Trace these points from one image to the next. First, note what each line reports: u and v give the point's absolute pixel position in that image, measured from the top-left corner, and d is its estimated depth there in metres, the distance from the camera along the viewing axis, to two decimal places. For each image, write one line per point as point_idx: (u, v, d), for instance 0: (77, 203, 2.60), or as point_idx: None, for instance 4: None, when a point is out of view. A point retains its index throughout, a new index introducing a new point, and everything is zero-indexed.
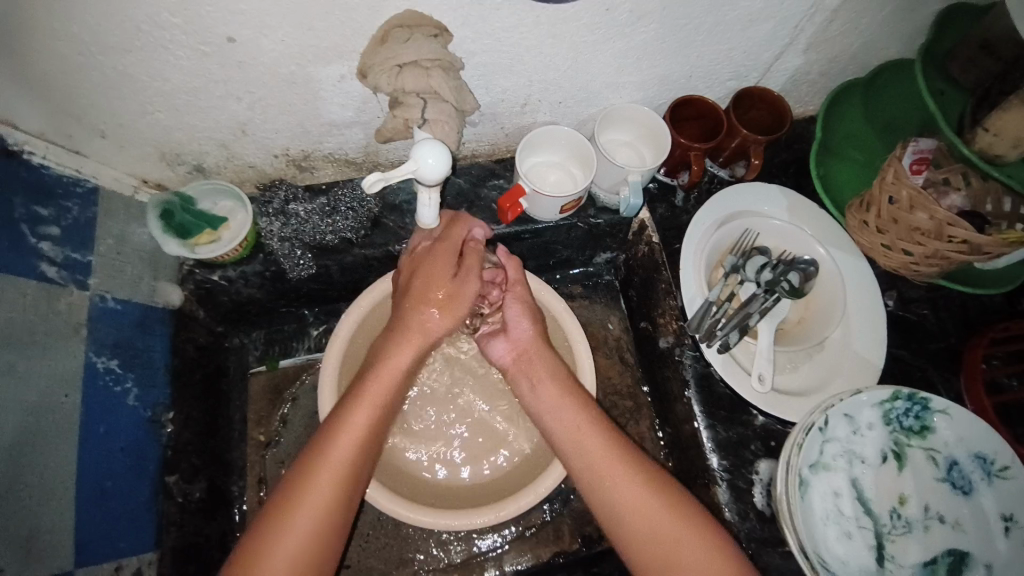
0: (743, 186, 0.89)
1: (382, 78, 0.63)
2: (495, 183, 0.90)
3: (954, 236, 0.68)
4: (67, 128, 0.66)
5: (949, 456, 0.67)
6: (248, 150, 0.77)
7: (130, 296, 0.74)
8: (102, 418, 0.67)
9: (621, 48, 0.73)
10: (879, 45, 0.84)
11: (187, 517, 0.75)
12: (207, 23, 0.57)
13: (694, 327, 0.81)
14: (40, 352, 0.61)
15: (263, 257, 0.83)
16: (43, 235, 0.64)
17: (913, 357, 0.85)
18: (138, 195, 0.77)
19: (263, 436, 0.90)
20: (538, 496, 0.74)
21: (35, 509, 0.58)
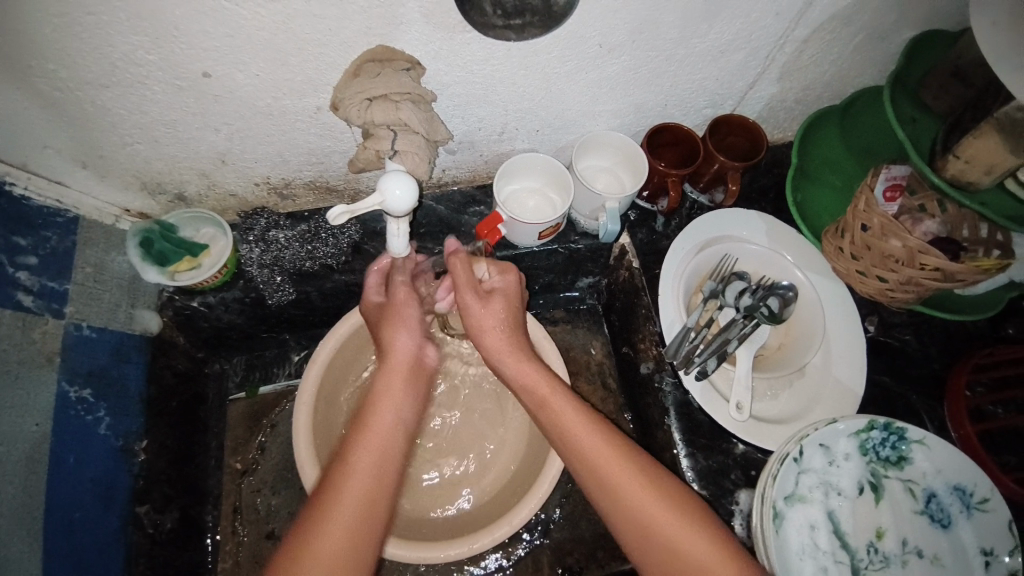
0: (723, 212, 0.90)
1: (353, 111, 0.64)
2: (476, 210, 0.91)
3: (926, 263, 0.69)
4: (48, 159, 0.67)
5: (928, 488, 0.66)
6: (229, 178, 0.78)
7: (106, 324, 0.74)
8: (73, 448, 0.67)
9: (595, 78, 0.74)
10: (852, 74, 0.85)
11: (158, 548, 0.75)
12: (182, 59, 0.58)
13: (672, 353, 0.80)
14: (11, 382, 0.60)
15: (243, 284, 0.84)
16: (20, 265, 0.64)
17: (895, 383, 0.85)
18: (119, 224, 0.78)
19: (240, 464, 0.89)
20: (512, 529, 0.73)
21: (5, 540, 0.56)
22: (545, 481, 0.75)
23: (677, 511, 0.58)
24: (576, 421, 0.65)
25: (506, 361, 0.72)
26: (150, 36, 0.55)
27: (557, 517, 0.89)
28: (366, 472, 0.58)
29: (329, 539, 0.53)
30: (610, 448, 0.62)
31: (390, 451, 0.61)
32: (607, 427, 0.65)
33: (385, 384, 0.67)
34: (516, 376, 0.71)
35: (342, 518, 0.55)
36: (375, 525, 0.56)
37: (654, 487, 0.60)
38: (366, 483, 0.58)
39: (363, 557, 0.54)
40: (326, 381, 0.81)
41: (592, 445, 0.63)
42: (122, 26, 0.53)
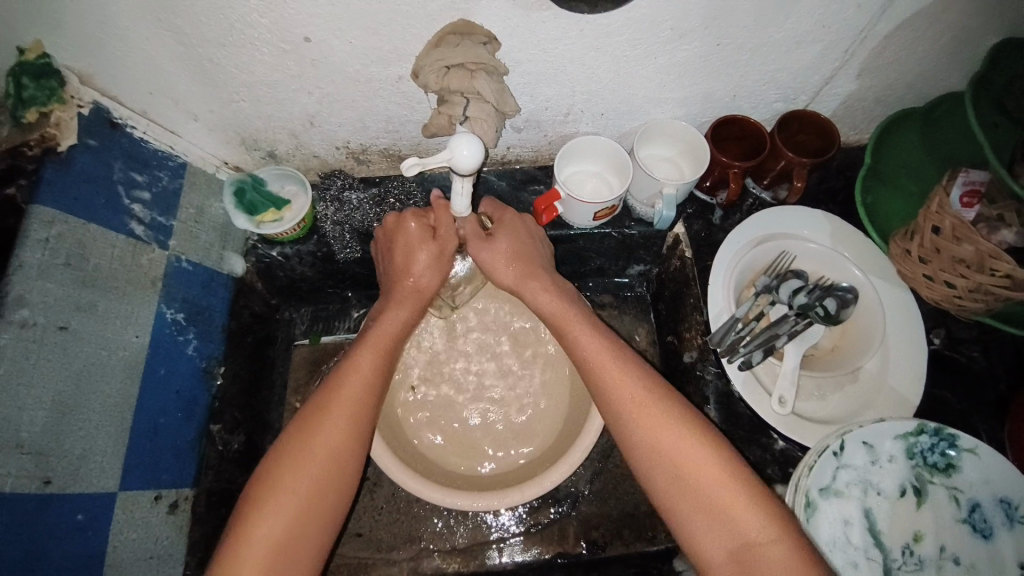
0: (785, 209, 0.89)
1: (431, 77, 0.70)
2: (535, 188, 0.95)
3: (997, 269, 0.66)
4: (166, 109, 0.76)
5: (973, 498, 0.65)
6: (314, 140, 0.86)
7: (200, 260, 0.83)
8: (164, 361, 0.75)
9: (663, 63, 0.76)
10: (938, 75, 0.82)
11: (225, 464, 0.83)
12: (288, 24, 0.65)
13: (717, 341, 0.80)
14: (119, 296, 0.69)
15: (317, 239, 0.91)
16: (135, 198, 0.74)
17: (957, 400, 0.81)
18: (218, 173, 0.88)
19: (299, 404, 0.97)
20: (542, 490, 0.76)
21: (91, 432, 0.65)
22: (577, 450, 0.78)
23: (666, 406, 0.64)
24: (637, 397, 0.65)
25: (532, 290, 0.76)
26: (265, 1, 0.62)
27: (587, 492, 0.91)
28: (360, 384, 0.66)
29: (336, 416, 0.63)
30: (670, 416, 0.63)
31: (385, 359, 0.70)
32: (615, 344, 0.71)
33: (390, 305, 0.73)
34: (581, 345, 0.71)
35: (326, 441, 0.62)
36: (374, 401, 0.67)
37: (725, 464, 0.60)
38: (350, 414, 0.64)
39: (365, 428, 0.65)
40: None
41: (593, 350, 0.70)
42: None
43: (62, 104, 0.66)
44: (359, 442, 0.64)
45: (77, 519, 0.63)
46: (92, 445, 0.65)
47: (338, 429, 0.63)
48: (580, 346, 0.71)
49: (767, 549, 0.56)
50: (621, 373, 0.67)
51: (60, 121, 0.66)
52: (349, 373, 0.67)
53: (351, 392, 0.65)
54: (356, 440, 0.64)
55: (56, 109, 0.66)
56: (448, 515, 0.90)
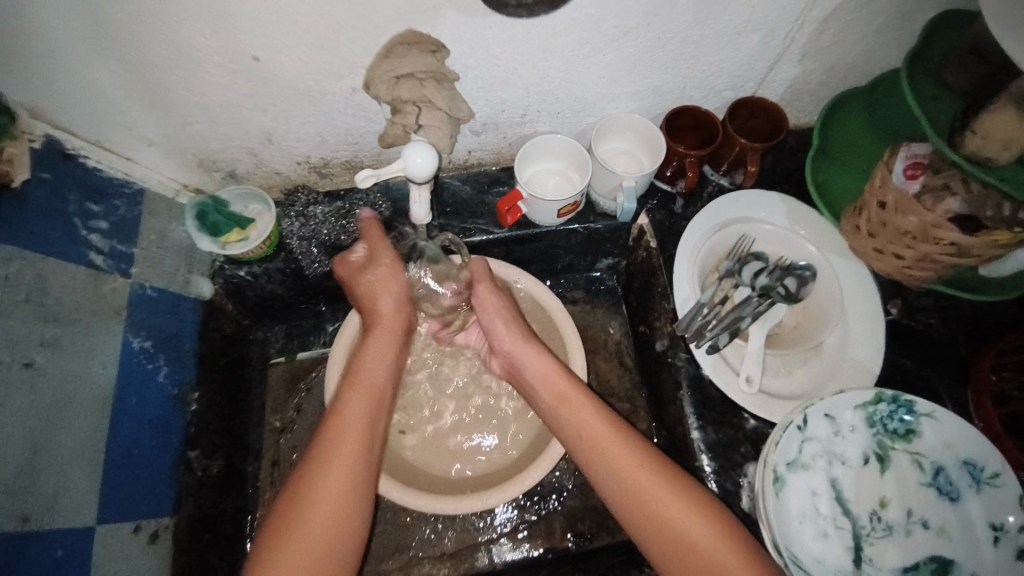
0: (742, 194, 0.91)
1: (382, 89, 0.71)
2: (500, 190, 0.96)
3: (941, 237, 0.69)
4: (120, 136, 0.75)
5: (935, 462, 0.68)
6: (274, 157, 0.86)
7: (165, 286, 0.82)
8: (135, 392, 0.75)
9: (612, 60, 0.78)
10: (877, 56, 0.85)
11: (203, 490, 0.83)
12: (235, 44, 0.65)
13: (685, 326, 0.82)
14: (84, 328, 0.69)
15: (284, 256, 0.91)
16: (93, 228, 0.73)
17: (917, 366, 0.84)
18: (178, 197, 0.87)
19: (279, 422, 0.97)
20: (524, 487, 0.77)
21: (65, 468, 0.64)
22: (557, 444, 0.79)
23: (664, 480, 0.64)
24: (628, 470, 0.65)
25: (525, 354, 0.78)
26: (209, 23, 0.62)
27: (571, 486, 0.92)
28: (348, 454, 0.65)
29: (319, 498, 0.62)
30: (670, 490, 0.64)
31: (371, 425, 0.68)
32: (612, 420, 0.70)
33: (367, 368, 0.72)
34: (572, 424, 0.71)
35: (316, 527, 0.61)
36: (365, 472, 0.65)
37: (697, 499, 0.63)
38: (340, 496, 0.62)
39: (356, 500, 0.63)
40: (364, 334, 0.88)
41: (592, 429, 0.69)
42: (186, 15, 0.61)
43: (13, 141, 0.65)
44: (348, 520, 0.62)
45: (56, 556, 0.62)
46: (67, 481, 0.64)
47: (324, 510, 0.61)
48: (576, 424, 0.71)
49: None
50: (618, 456, 0.67)
51: (13, 158, 0.65)
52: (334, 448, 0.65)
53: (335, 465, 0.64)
54: (343, 520, 0.62)
55: (8, 146, 0.64)
56: (435, 522, 0.91)
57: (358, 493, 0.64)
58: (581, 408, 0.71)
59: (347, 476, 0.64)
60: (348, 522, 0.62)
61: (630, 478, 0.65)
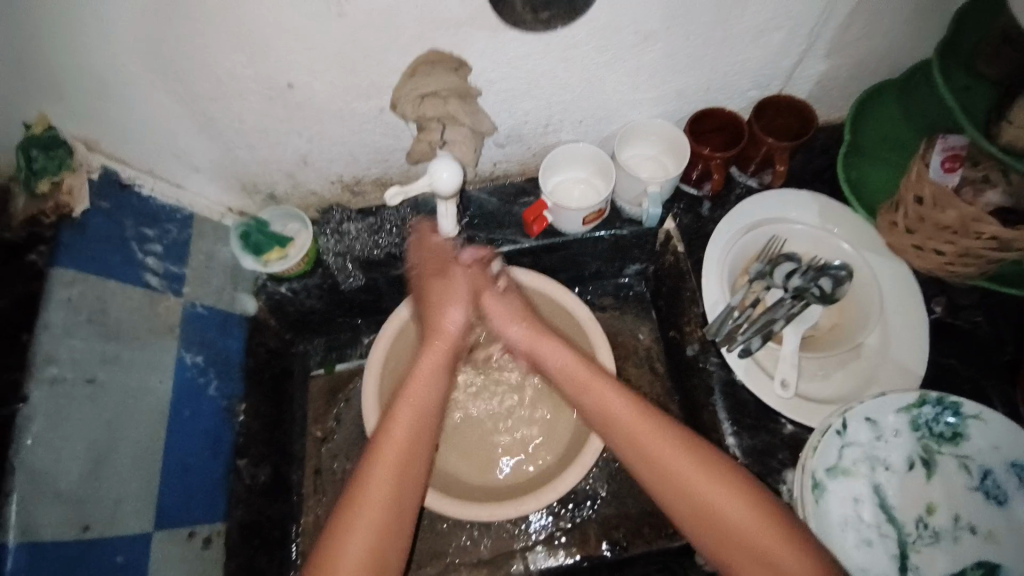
0: (770, 194, 0.90)
1: (408, 107, 0.74)
2: (525, 200, 0.97)
3: (982, 232, 0.66)
4: (170, 165, 0.81)
5: (984, 465, 0.65)
6: (310, 177, 0.90)
7: (213, 303, 0.88)
8: (187, 403, 0.80)
9: (632, 66, 0.78)
10: (908, 46, 0.83)
11: (253, 496, 0.87)
12: (271, 72, 0.70)
13: (715, 329, 0.81)
14: (140, 344, 0.74)
15: (321, 271, 0.95)
16: (148, 251, 0.78)
17: (965, 366, 0.80)
18: (224, 219, 0.92)
19: (320, 432, 1.02)
20: (558, 493, 0.78)
21: (124, 478, 0.69)
22: (589, 452, 0.80)
23: (689, 451, 0.65)
24: (654, 444, 0.67)
25: (543, 345, 0.79)
26: (247, 55, 0.67)
27: (605, 494, 0.92)
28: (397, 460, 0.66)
29: (370, 497, 0.63)
30: (698, 460, 0.65)
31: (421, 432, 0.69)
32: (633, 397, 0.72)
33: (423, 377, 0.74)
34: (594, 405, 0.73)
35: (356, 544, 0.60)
36: (411, 477, 0.66)
37: (726, 471, 0.64)
38: (380, 513, 0.63)
39: (402, 505, 0.64)
40: (400, 343, 0.91)
41: (616, 410, 0.71)
42: (226, 47, 0.66)
43: (72, 172, 0.70)
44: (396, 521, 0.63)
45: (116, 561, 0.66)
46: (125, 491, 0.69)
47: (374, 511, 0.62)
48: (598, 399, 0.73)
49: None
50: (643, 432, 0.68)
51: (71, 188, 0.70)
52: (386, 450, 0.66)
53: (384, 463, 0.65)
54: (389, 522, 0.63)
55: (67, 177, 0.69)
56: (472, 529, 0.92)
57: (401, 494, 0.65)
58: (602, 387, 0.73)
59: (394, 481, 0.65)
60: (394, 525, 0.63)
61: (659, 454, 0.66)
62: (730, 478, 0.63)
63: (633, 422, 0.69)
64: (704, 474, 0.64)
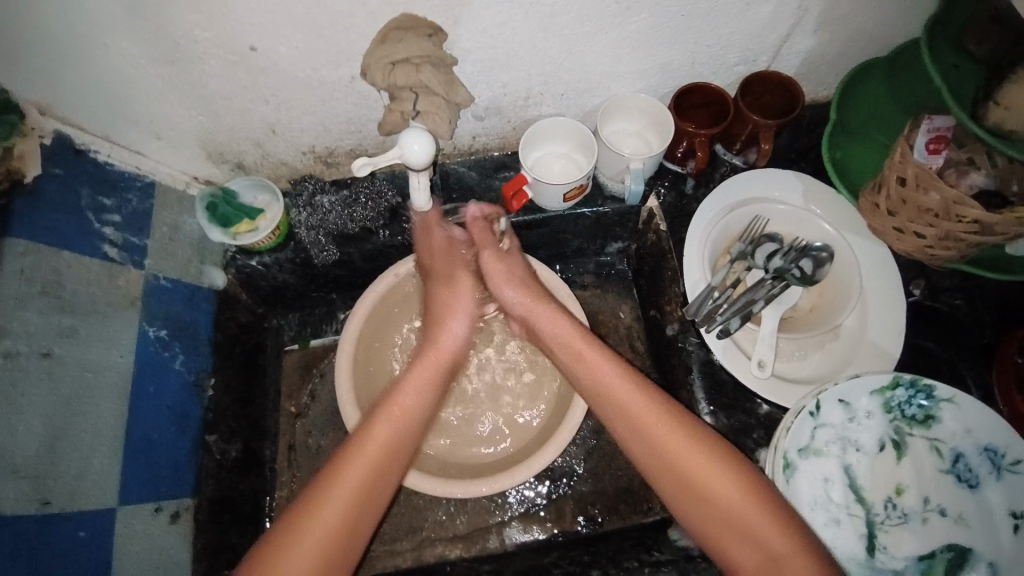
0: (755, 172, 0.88)
1: (378, 75, 0.69)
2: (505, 174, 0.94)
3: (964, 215, 0.65)
4: (129, 131, 0.77)
5: (954, 448, 0.66)
6: (279, 147, 0.86)
7: (179, 277, 0.85)
8: (151, 378, 0.77)
9: (616, 38, 0.75)
10: (899, 22, 0.80)
11: (224, 472, 0.86)
12: (232, 35, 0.66)
13: (694, 310, 0.81)
14: (100, 320, 0.71)
15: (294, 245, 0.92)
16: (106, 222, 0.75)
17: (940, 348, 0.81)
18: (189, 188, 0.88)
19: (294, 407, 1.00)
20: (532, 471, 0.78)
21: (86, 453, 0.67)
22: (565, 430, 0.79)
23: (686, 433, 0.63)
24: (652, 418, 0.65)
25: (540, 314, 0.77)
26: (205, 15, 0.63)
27: (582, 471, 0.92)
28: (368, 461, 0.62)
29: (336, 496, 0.60)
30: (696, 443, 0.63)
31: (405, 435, 0.65)
32: (635, 376, 0.69)
33: (409, 381, 0.69)
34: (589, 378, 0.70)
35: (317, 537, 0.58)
36: (386, 482, 0.63)
37: (718, 454, 0.62)
38: (344, 514, 0.59)
39: (369, 509, 0.61)
40: (375, 317, 0.90)
41: (621, 387, 0.68)
42: (182, 6, 0.61)
43: (24, 137, 0.66)
44: (359, 523, 0.60)
45: (78, 536, 0.65)
46: (87, 467, 0.67)
47: (337, 511, 0.59)
48: (598, 380, 0.70)
49: (789, 568, 0.56)
50: (644, 413, 0.65)
51: (23, 154, 0.66)
52: (363, 445, 0.63)
53: (359, 462, 0.62)
54: (352, 522, 0.60)
55: (18, 143, 0.65)
56: (449, 504, 0.92)
57: (369, 501, 0.61)
58: (605, 359, 0.71)
59: (364, 480, 0.61)
60: (355, 527, 0.60)
61: (661, 435, 0.64)
62: (726, 462, 0.62)
63: (642, 412, 0.65)
64: (698, 453, 0.62)
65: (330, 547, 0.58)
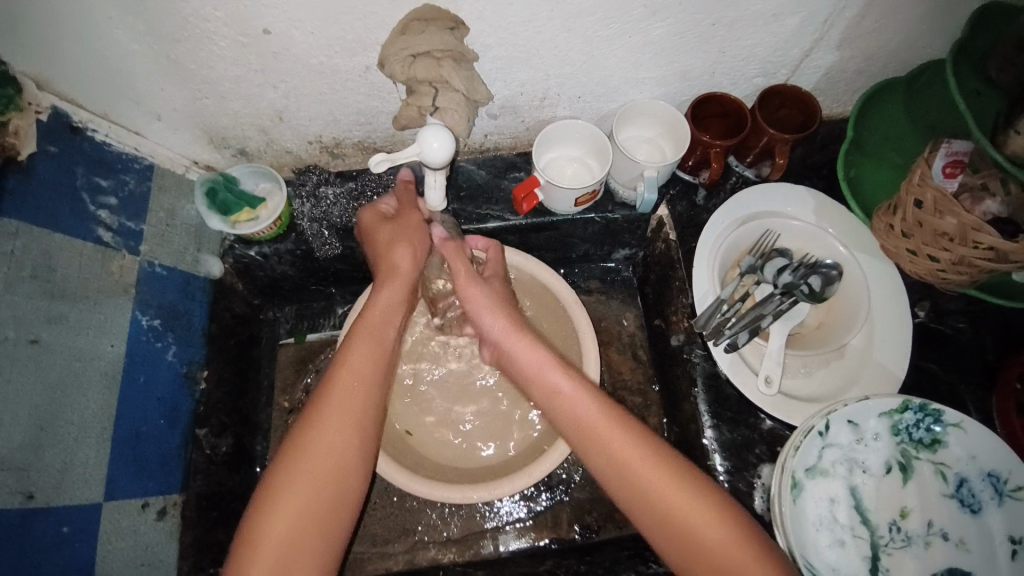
0: (768, 186, 0.88)
1: (397, 68, 0.68)
2: (515, 175, 0.93)
3: (980, 241, 0.65)
4: (128, 110, 0.74)
5: (959, 473, 0.66)
6: (285, 135, 0.84)
7: (174, 264, 0.81)
8: (143, 369, 0.74)
9: (638, 42, 0.74)
10: (920, 42, 0.80)
11: (213, 467, 0.83)
12: (244, 16, 0.63)
13: (703, 324, 0.80)
14: (91, 306, 0.68)
15: (295, 237, 0.90)
16: (101, 204, 0.71)
17: (943, 372, 0.81)
18: (189, 173, 0.85)
19: (287, 403, 0.96)
20: (533, 479, 0.77)
21: (72, 444, 0.64)
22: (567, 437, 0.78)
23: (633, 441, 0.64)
24: (589, 416, 0.66)
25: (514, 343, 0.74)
26: None
27: (580, 479, 0.91)
28: (347, 396, 0.64)
29: (318, 440, 0.61)
30: (653, 457, 0.63)
31: (378, 358, 0.68)
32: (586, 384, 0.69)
33: (379, 306, 0.72)
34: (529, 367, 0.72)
35: (311, 472, 0.59)
36: (370, 414, 0.65)
37: (664, 463, 0.62)
38: (331, 453, 0.61)
39: (357, 438, 0.63)
40: None
41: (568, 389, 0.68)
42: None
43: (19, 112, 0.63)
44: (353, 457, 0.62)
45: (61, 532, 0.62)
46: (73, 459, 0.64)
47: (326, 452, 0.61)
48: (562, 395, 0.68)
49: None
50: (573, 393, 0.68)
51: (18, 130, 0.63)
52: (337, 385, 0.64)
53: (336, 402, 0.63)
54: (346, 457, 0.61)
55: (14, 118, 0.62)
56: (443, 507, 0.90)
57: (355, 437, 0.62)
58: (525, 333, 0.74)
59: (343, 420, 0.63)
60: (353, 456, 0.62)
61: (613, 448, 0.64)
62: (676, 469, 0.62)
63: (565, 383, 0.69)
64: (651, 465, 0.62)
65: (329, 483, 0.60)
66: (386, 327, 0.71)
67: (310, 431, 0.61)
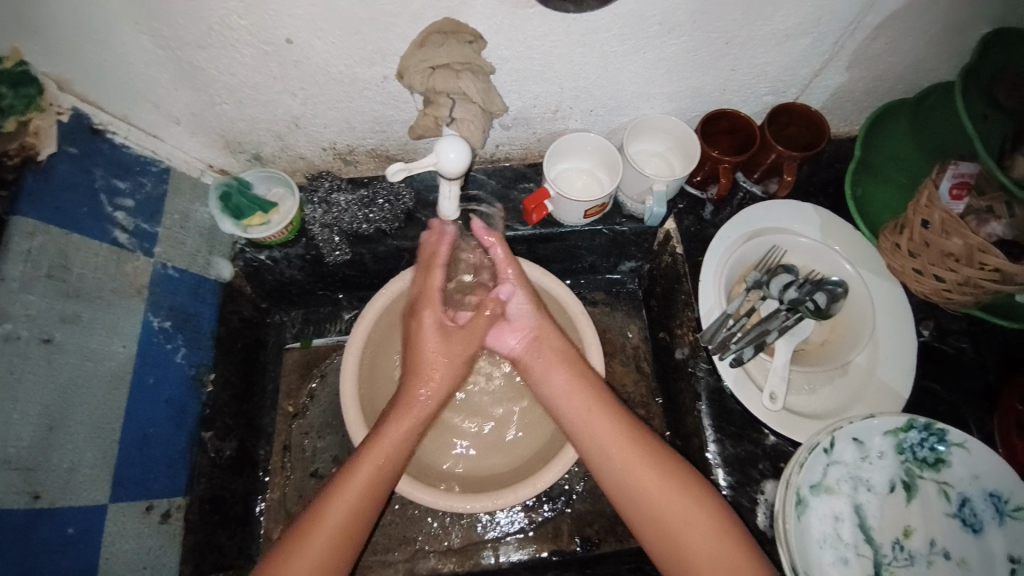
0: (775, 203, 0.89)
1: (416, 79, 0.69)
2: (525, 186, 0.94)
3: (986, 263, 0.66)
4: (148, 114, 0.75)
5: (962, 493, 0.66)
6: (300, 142, 0.85)
7: (186, 267, 0.82)
8: (152, 370, 0.75)
9: (652, 58, 0.75)
10: (927, 66, 0.82)
11: (217, 471, 0.83)
12: (268, 25, 0.64)
13: (709, 338, 0.80)
14: (104, 306, 0.69)
15: (305, 242, 0.90)
16: (118, 205, 0.72)
17: (945, 391, 0.82)
18: (203, 176, 0.86)
19: (292, 407, 0.97)
20: (536, 489, 0.77)
21: (80, 444, 0.64)
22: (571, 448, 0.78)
23: (647, 457, 0.66)
24: (608, 439, 0.68)
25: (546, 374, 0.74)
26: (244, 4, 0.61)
27: (581, 490, 0.92)
28: (356, 493, 0.64)
29: (320, 533, 0.62)
30: (660, 471, 0.65)
31: (389, 464, 0.67)
32: (613, 410, 0.70)
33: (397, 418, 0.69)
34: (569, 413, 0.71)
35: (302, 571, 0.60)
36: (368, 510, 0.65)
37: (671, 476, 0.65)
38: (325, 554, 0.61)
39: (357, 532, 0.63)
40: (385, 320, 0.87)
41: (601, 433, 0.68)
42: None
43: (41, 112, 0.64)
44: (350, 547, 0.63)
45: (67, 533, 0.62)
46: (81, 459, 0.64)
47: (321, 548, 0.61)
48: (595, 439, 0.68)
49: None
50: (605, 437, 0.68)
51: (38, 130, 0.64)
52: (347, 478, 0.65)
53: (345, 493, 0.64)
54: (342, 547, 0.62)
55: (35, 117, 0.64)
56: (443, 515, 0.90)
57: (350, 533, 0.63)
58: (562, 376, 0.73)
59: (347, 514, 0.63)
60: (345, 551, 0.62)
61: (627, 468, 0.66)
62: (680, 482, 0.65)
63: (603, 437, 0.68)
64: (661, 482, 0.64)
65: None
66: (400, 432, 0.68)
67: (311, 532, 0.62)
